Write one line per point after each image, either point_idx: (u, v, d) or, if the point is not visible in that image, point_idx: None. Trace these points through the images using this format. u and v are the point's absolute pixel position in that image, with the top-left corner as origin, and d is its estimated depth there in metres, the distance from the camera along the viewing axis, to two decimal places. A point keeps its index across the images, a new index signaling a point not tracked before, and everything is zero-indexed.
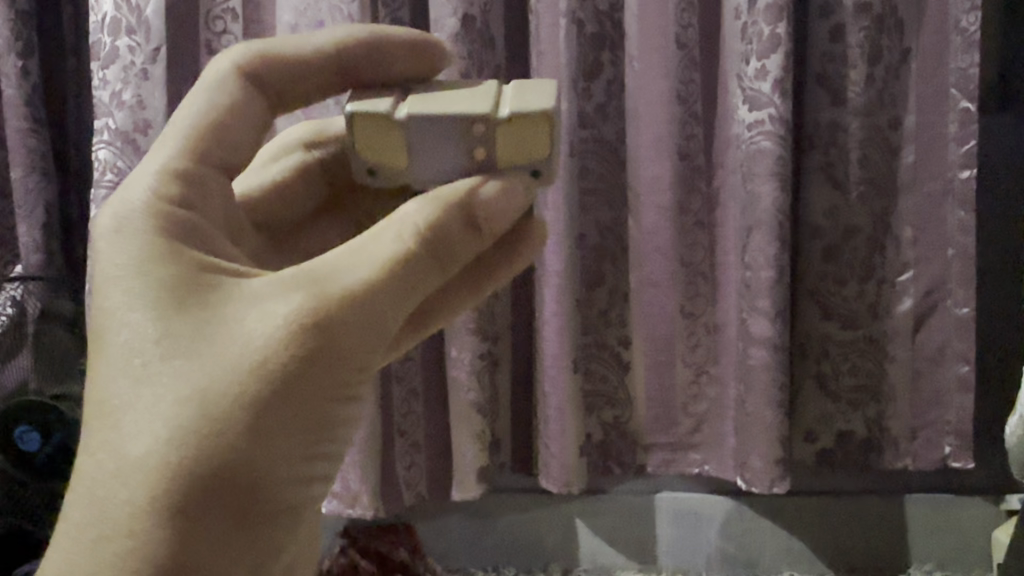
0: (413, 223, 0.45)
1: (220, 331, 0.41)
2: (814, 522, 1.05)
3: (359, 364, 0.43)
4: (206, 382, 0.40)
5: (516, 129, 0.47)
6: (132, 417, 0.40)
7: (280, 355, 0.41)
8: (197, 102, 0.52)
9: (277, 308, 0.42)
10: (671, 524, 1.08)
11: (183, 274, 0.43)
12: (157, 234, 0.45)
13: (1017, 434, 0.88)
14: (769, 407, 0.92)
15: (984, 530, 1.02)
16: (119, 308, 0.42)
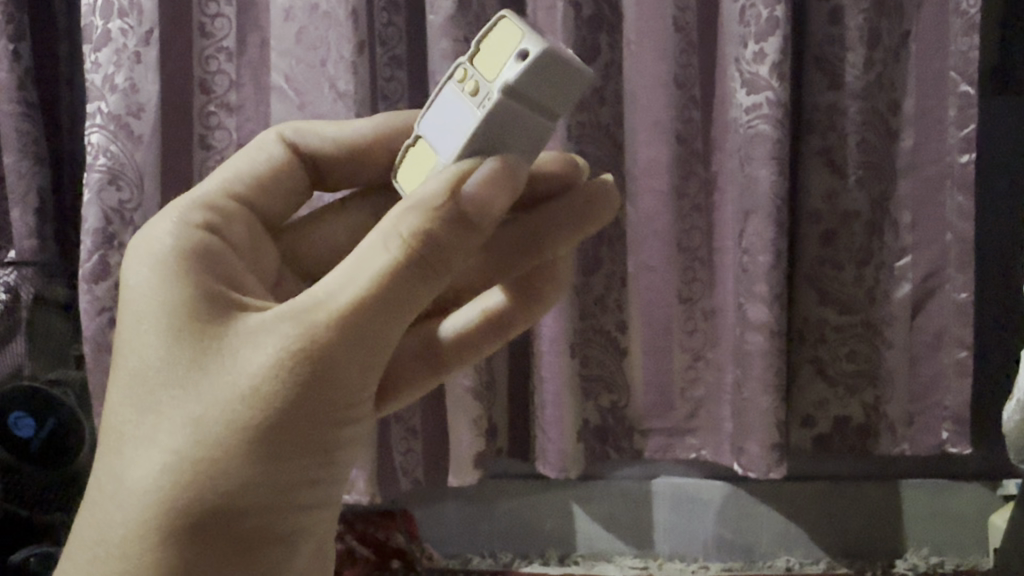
0: (402, 231, 0.44)
1: (218, 362, 0.44)
2: (811, 506, 1.05)
3: (347, 390, 0.44)
4: (201, 411, 0.43)
5: (489, 44, 0.46)
6: (140, 441, 0.44)
7: (264, 387, 0.42)
8: (243, 160, 0.61)
9: (269, 338, 0.44)
10: (668, 509, 1.07)
11: (190, 304, 0.46)
12: (176, 267, 0.48)
13: (1015, 419, 0.88)
14: (766, 391, 0.91)
15: (981, 515, 1.02)
16: (134, 337, 0.46)
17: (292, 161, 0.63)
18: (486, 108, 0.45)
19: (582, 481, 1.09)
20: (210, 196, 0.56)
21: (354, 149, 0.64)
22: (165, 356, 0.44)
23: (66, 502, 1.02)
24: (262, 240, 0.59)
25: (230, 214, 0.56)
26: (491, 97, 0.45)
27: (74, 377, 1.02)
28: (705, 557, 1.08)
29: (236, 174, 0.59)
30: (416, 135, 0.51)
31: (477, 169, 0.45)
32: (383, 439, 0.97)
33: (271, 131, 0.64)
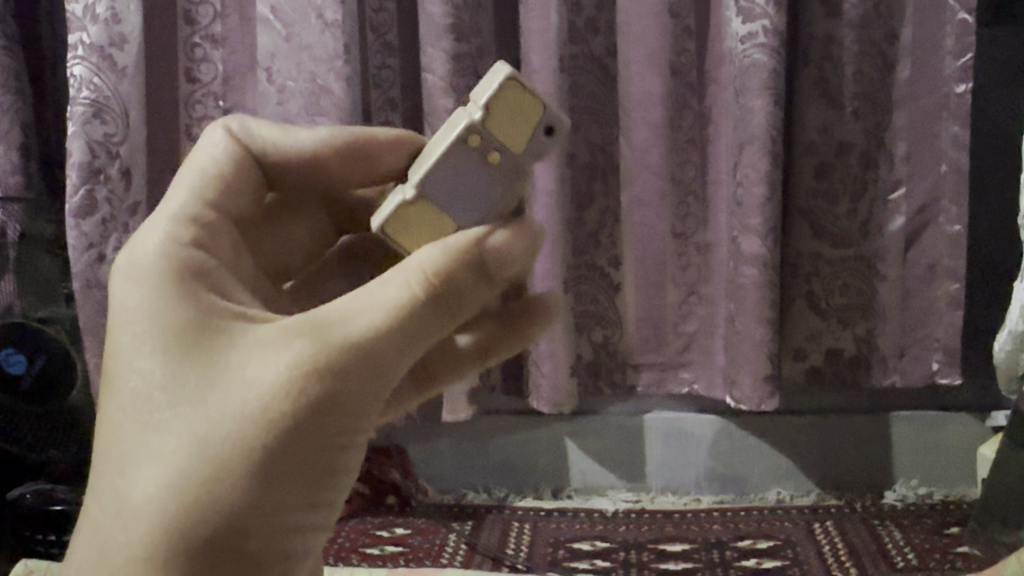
0: (422, 267, 0.41)
1: (225, 377, 0.39)
2: (803, 439, 1.06)
3: (359, 417, 0.40)
4: (207, 428, 0.38)
5: (503, 111, 0.41)
6: (137, 464, 0.39)
7: (281, 406, 0.38)
8: (200, 161, 0.49)
9: (281, 354, 0.39)
10: (662, 444, 1.08)
11: (190, 316, 0.41)
12: (169, 275, 0.42)
13: (1005, 350, 0.88)
14: (759, 324, 0.91)
15: (970, 447, 1.03)
16: (128, 349, 0.40)
17: (247, 165, 0.51)
18: (514, 177, 0.43)
19: (576, 416, 1.09)
20: (182, 207, 0.47)
21: (309, 161, 0.52)
22: (164, 371, 0.39)
23: (65, 441, 1.02)
24: (240, 255, 0.50)
25: (214, 231, 0.47)
26: (518, 169, 0.43)
27: (68, 315, 1.02)
28: (696, 491, 1.09)
29: (187, 181, 0.48)
30: (409, 200, 0.43)
31: (501, 226, 0.43)
32: None
33: (217, 123, 0.51)
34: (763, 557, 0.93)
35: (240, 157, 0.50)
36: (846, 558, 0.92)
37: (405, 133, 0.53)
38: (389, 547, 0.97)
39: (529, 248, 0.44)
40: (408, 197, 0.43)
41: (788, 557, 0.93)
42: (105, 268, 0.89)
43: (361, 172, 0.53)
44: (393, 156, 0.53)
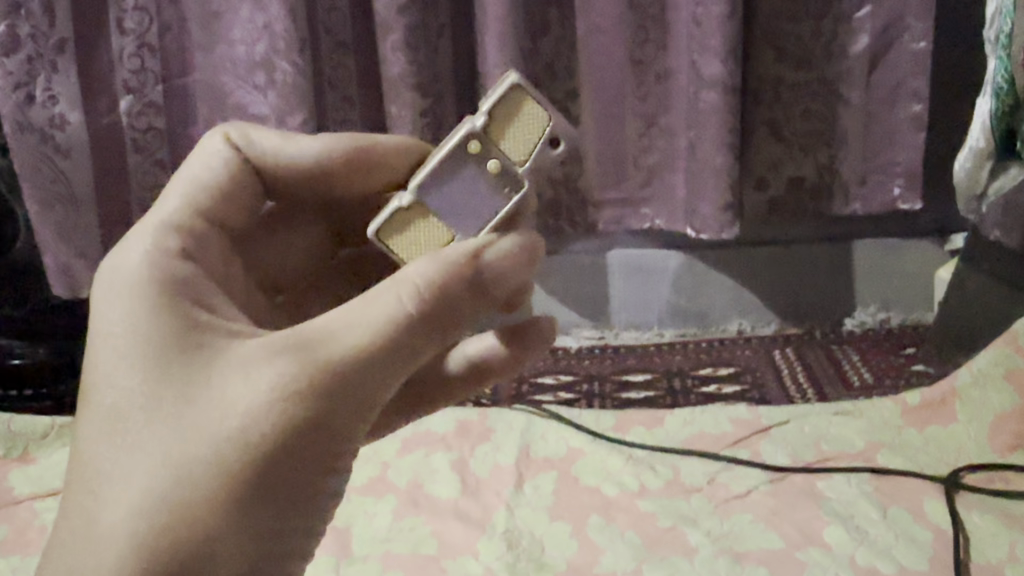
0: (414, 280, 0.37)
1: (207, 396, 0.35)
2: (762, 270, 1.06)
3: (342, 443, 0.36)
4: (185, 449, 0.34)
5: (507, 121, 0.41)
6: (106, 487, 0.34)
7: (263, 426, 0.34)
8: (194, 170, 0.48)
9: (263, 373, 0.35)
10: (624, 282, 1.08)
11: (174, 330, 0.37)
12: (155, 287, 0.39)
13: (967, 168, 0.86)
14: (719, 150, 0.90)
15: (927, 271, 1.04)
16: (108, 364, 0.36)
17: (245, 174, 0.49)
18: (516, 194, 0.41)
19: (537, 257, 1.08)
20: (170, 215, 0.44)
21: (313, 170, 0.50)
22: (141, 386, 0.35)
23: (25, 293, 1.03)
24: (233, 263, 0.47)
25: (207, 240, 0.45)
26: (520, 184, 0.41)
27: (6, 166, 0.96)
28: (659, 326, 1.10)
29: (179, 188, 0.46)
30: (405, 203, 0.41)
31: (496, 240, 0.40)
32: None
33: (216, 132, 0.49)
34: (723, 383, 0.95)
35: (237, 167, 0.48)
36: (804, 379, 0.95)
37: (414, 140, 0.51)
38: None
39: (522, 264, 0.40)
40: (407, 202, 0.41)
41: (748, 382, 0.95)
42: (37, 108, 0.86)
43: (360, 184, 0.50)
44: (401, 162, 0.50)
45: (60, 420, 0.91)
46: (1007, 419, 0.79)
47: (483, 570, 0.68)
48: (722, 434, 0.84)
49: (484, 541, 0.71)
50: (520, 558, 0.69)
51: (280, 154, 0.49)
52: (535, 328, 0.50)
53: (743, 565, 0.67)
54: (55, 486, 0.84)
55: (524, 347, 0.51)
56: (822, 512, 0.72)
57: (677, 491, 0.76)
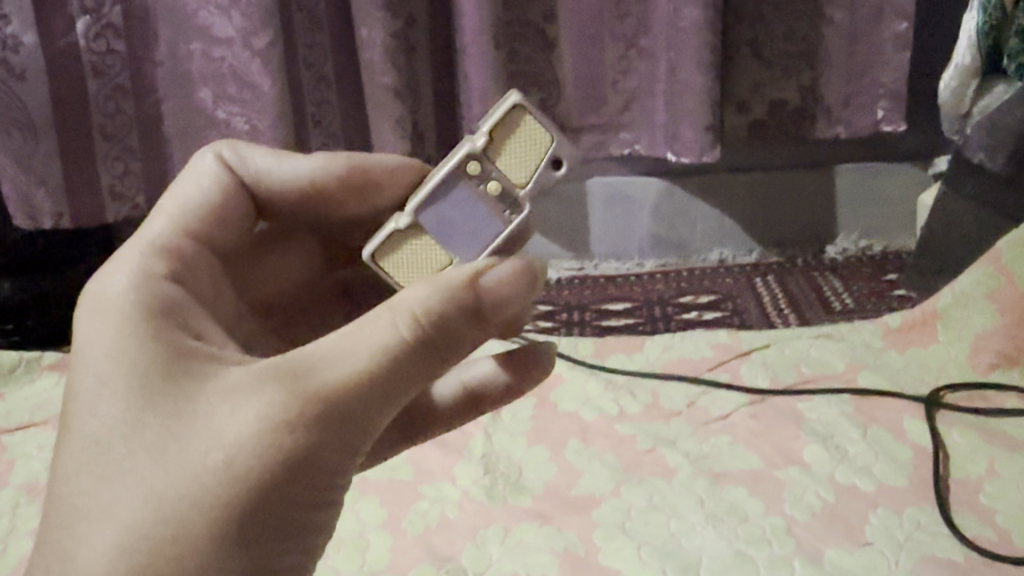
0: (410, 304, 0.34)
1: (194, 425, 0.33)
2: (743, 196, 1.05)
3: (333, 473, 0.34)
4: (169, 480, 0.32)
5: (508, 141, 0.37)
6: (84, 522, 0.32)
7: (252, 459, 0.32)
8: (182, 192, 0.44)
9: (253, 402, 0.33)
10: (603, 211, 1.06)
11: (160, 356, 0.34)
12: (138, 310, 0.36)
13: (951, 87, 0.85)
14: (700, 70, 0.88)
15: (910, 196, 1.03)
16: (89, 391, 0.34)
17: (238, 195, 0.46)
18: (516, 216, 0.38)
19: None
20: (156, 234, 0.41)
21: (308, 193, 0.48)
22: (123, 415, 0.33)
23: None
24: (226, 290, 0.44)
25: (195, 260, 0.42)
26: (520, 207, 0.38)
27: None
28: (640, 256, 1.08)
29: (168, 211, 0.43)
30: (403, 225, 0.39)
31: (493, 265, 0.36)
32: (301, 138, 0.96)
33: (207, 149, 0.47)
34: (703, 310, 0.94)
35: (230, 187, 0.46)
36: (785, 305, 0.94)
37: (413, 161, 0.49)
38: None
39: (527, 290, 0.36)
40: (404, 224, 0.39)
41: (729, 309, 0.94)
42: None
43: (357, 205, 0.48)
44: (397, 182, 0.48)
45: (28, 355, 0.89)
46: (990, 338, 0.78)
47: (460, 494, 0.67)
48: (702, 359, 0.83)
49: (461, 467, 0.70)
50: (497, 482, 0.69)
51: (273, 174, 0.47)
52: (534, 356, 0.48)
53: (721, 486, 0.67)
54: (23, 420, 0.82)
55: (524, 374, 0.49)
56: (802, 432, 0.71)
57: (656, 416, 0.76)
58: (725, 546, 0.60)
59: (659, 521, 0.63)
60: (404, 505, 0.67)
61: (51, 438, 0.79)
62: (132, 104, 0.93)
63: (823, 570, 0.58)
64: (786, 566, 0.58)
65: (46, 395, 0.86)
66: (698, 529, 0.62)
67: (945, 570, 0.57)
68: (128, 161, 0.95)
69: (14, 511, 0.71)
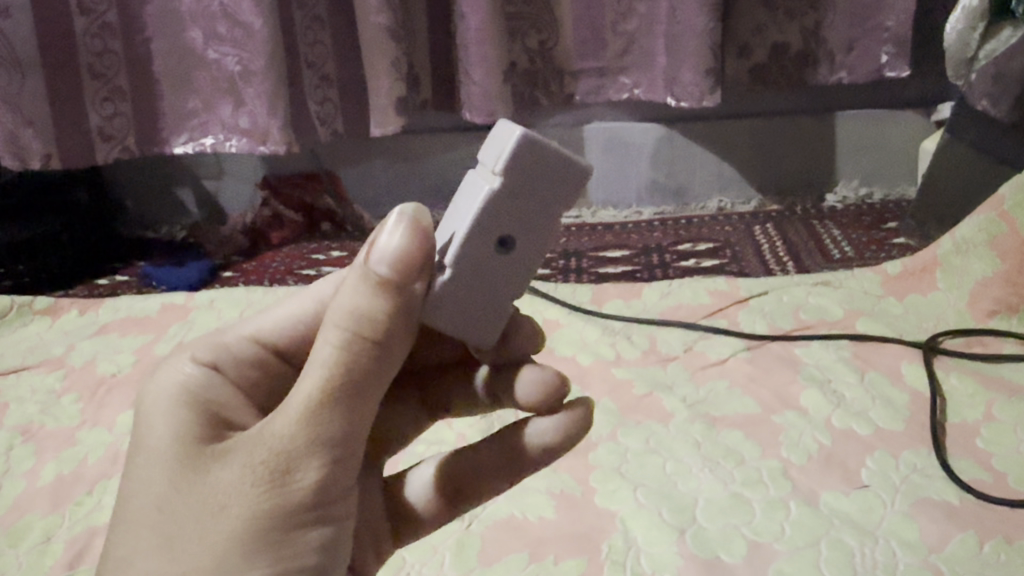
0: (339, 317, 0.30)
1: (197, 473, 0.31)
2: (743, 143, 1.03)
3: (335, 489, 0.32)
4: (178, 526, 0.31)
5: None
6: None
7: (243, 499, 0.30)
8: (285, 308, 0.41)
9: (244, 448, 0.31)
10: (602, 157, 1.05)
11: (175, 418, 0.34)
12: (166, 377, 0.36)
13: (958, 31, 0.83)
14: (701, 11, 0.86)
15: (912, 143, 1.02)
16: (126, 454, 0.34)
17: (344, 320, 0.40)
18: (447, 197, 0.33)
19: None
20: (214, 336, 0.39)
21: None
22: (139, 474, 0.33)
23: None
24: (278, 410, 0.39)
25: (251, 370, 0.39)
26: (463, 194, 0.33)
27: None
28: (638, 204, 1.07)
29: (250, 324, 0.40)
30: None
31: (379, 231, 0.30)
32: (293, 81, 0.94)
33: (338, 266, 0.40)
34: (702, 258, 0.93)
35: None
36: (783, 253, 0.93)
37: None
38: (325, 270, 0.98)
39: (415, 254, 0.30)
40: None
41: (727, 257, 0.94)
42: None
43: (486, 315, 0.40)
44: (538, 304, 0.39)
45: (20, 300, 0.89)
46: (989, 286, 0.77)
47: (457, 437, 0.67)
48: (701, 305, 0.83)
49: (458, 412, 0.70)
50: (493, 425, 0.69)
51: None
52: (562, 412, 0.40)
53: (718, 430, 0.66)
54: (16, 363, 0.82)
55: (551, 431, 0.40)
56: (799, 377, 0.71)
57: (654, 361, 0.75)
58: (722, 489, 0.60)
59: (655, 464, 0.63)
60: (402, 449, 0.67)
61: (44, 381, 0.79)
62: (121, 43, 0.92)
63: (818, 512, 0.58)
64: (782, 508, 0.58)
65: (40, 339, 0.85)
66: (694, 472, 0.62)
67: (939, 512, 0.57)
68: (118, 103, 0.95)
69: (8, 451, 0.71)
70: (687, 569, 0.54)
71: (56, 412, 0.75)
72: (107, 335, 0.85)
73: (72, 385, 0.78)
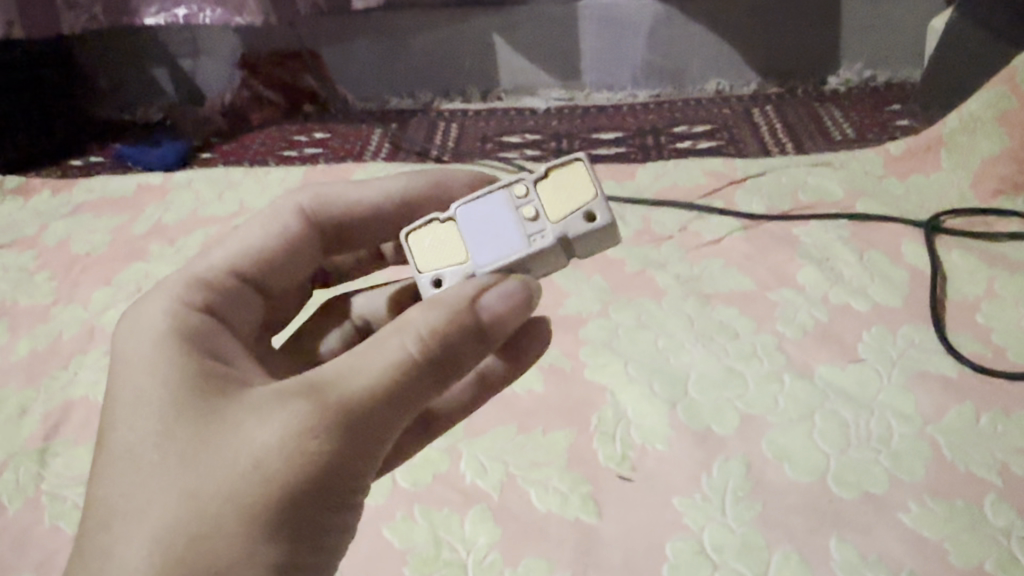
0: (419, 323, 0.32)
1: (223, 434, 0.31)
2: (745, 23, 0.97)
3: (358, 473, 0.32)
4: (202, 481, 0.30)
5: (560, 183, 0.36)
6: (117, 526, 0.30)
7: (278, 464, 0.30)
8: (248, 231, 0.44)
9: (279, 413, 0.31)
10: (596, 37, 1.00)
11: (188, 376, 0.33)
12: (172, 332, 0.35)
13: None
14: None
15: (920, 23, 0.95)
16: (125, 403, 0.33)
17: (309, 235, 0.45)
18: (538, 243, 0.36)
19: (502, 7, 0.98)
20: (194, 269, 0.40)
21: (383, 218, 0.47)
22: (155, 427, 0.31)
23: None
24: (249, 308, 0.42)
25: (227, 296, 0.40)
26: (543, 238, 0.36)
27: None
28: (633, 86, 1.04)
29: (221, 251, 0.42)
30: (443, 216, 0.39)
31: (493, 283, 0.34)
32: None
33: (286, 196, 0.46)
34: (699, 139, 0.91)
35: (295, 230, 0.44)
36: (782, 133, 0.91)
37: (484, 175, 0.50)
38: (307, 149, 0.95)
39: (524, 308, 0.34)
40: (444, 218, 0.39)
41: (724, 139, 0.91)
42: None
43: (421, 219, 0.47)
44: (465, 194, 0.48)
45: None
46: (998, 161, 0.74)
47: None
48: (695, 186, 0.80)
49: None
50: None
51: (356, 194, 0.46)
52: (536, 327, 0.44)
53: (712, 306, 0.65)
54: None
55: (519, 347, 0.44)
56: (797, 255, 0.69)
57: (646, 240, 0.73)
58: (715, 362, 0.59)
59: (647, 338, 0.62)
60: None
61: (16, 260, 0.76)
62: None
63: (813, 385, 0.57)
64: (776, 381, 0.57)
65: (12, 219, 0.82)
66: (687, 346, 0.61)
67: (937, 385, 0.56)
68: None
69: None
70: (678, 440, 0.53)
71: (29, 290, 0.72)
72: (81, 216, 0.82)
73: (45, 263, 0.76)
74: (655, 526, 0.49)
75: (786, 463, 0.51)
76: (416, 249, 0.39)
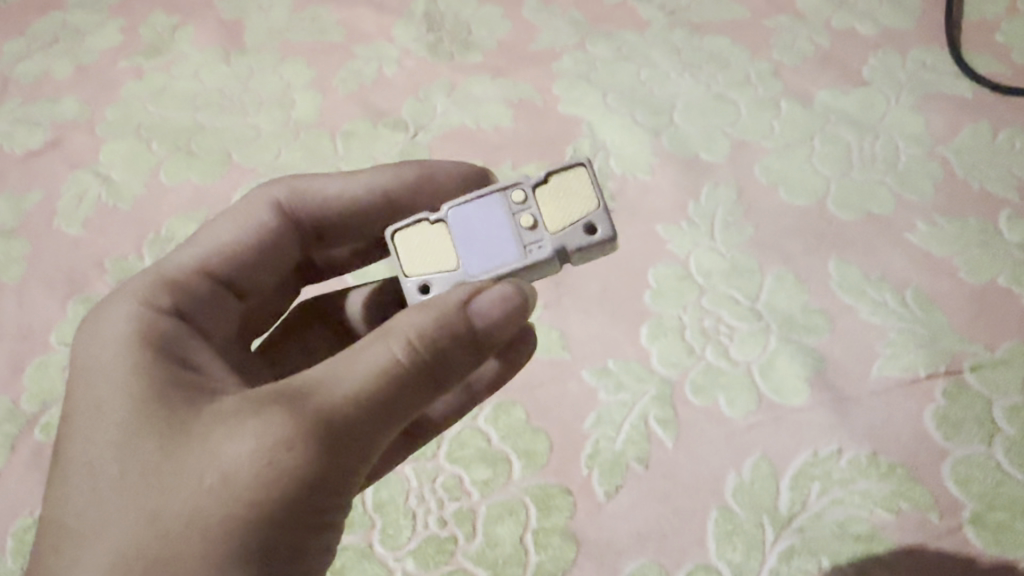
0: (403, 327, 0.27)
1: (191, 450, 0.26)
2: None
3: (343, 488, 0.27)
4: (163, 498, 0.26)
5: (562, 193, 0.32)
6: (76, 551, 0.26)
7: (250, 479, 0.25)
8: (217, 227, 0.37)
9: (253, 424, 0.26)
10: None
11: (153, 383, 0.28)
12: (134, 334, 0.30)
13: None
14: None
15: None
16: (86, 416, 0.28)
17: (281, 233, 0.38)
18: (535, 255, 0.31)
19: None
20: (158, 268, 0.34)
21: (364, 215, 0.39)
22: (116, 441, 0.27)
23: None
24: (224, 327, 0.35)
25: (195, 299, 0.34)
26: (540, 250, 0.31)
27: None
28: None
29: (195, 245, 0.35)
30: (434, 217, 0.33)
31: (484, 285, 0.29)
32: None
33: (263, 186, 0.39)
34: None
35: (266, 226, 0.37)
36: None
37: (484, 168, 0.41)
38: None
39: (518, 313, 0.29)
40: (433, 220, 0.33)
41: None
42: None
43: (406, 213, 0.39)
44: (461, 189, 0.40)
45: None
46: None
47: (400, 53, 0.58)
48: None
49: (403, 31, 0.59)
50: (443, 38, 0.59)
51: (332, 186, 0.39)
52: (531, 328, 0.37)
53: (702, 35, 0.56)
54: None
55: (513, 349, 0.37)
56: None
57: None
58: (703, 90, 0.53)
59: (628, 70, 0.55)
60: (333, 64, 0.58)
61: None
62: None
63: (813, 110, 0.51)
64: (770, 107, 0.51)
65: None
66: (672, 77, 0.54)
67: (951, 103, 0.50)
68: None
69: None
70: (661, 168, 0.48)
71: None
72: None
73: None
74: (635, 252, 0.45)
75: (779, 186, 0.47)
76: (400, 250, 0.33)
